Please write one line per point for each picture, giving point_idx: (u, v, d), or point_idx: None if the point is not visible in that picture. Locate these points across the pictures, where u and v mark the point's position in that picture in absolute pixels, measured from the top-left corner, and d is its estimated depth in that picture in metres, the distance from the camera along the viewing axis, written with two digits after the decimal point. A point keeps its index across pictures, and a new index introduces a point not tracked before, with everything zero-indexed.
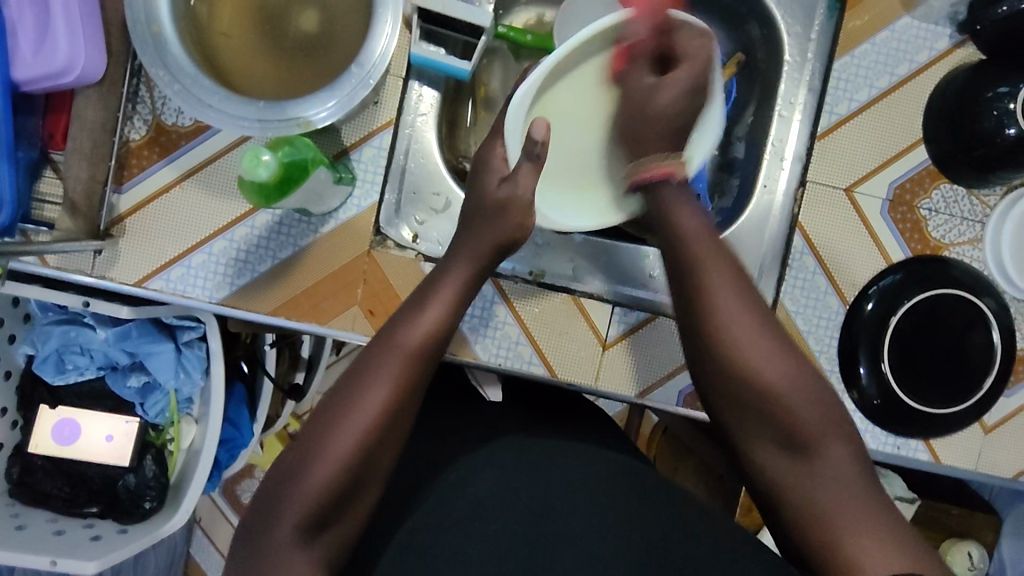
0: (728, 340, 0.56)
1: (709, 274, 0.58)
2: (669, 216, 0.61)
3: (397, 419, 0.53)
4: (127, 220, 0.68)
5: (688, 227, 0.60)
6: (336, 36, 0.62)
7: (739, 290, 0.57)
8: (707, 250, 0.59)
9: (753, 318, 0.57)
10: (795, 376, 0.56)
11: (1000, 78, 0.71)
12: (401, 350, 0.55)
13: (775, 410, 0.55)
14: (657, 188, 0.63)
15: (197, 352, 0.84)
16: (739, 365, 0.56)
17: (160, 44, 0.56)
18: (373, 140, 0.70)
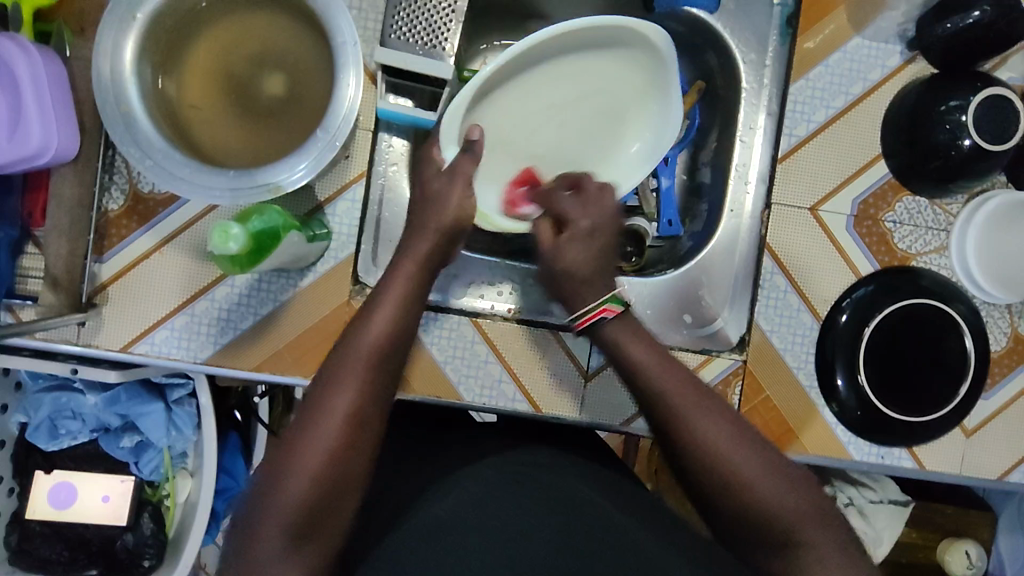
0: (700, 453, 0.56)
1: (663, 388, 0.58)
2: (617, 345, 0.61)
3: (366, 431, 0.53)
4: (109, 288, 0.69)
5: (643, 357, 0.59)
6: (302, 99, 0.64)
7: (703, 402, 0.57)
8: (664, 371, 0.59)
9: (721, 426, 0.56)
10: (770, 474, 0.55)
11: (951, 91, 0.72)
12: (363, 354, 0.54)
13: (759, 517, 0.54)
14: (598, 330, 0.62)
15: (188, 408, 0.86)
16: (716, 477, 0.55)
17: (130, 122, 0.58)
18: (347, 193, 0.72)
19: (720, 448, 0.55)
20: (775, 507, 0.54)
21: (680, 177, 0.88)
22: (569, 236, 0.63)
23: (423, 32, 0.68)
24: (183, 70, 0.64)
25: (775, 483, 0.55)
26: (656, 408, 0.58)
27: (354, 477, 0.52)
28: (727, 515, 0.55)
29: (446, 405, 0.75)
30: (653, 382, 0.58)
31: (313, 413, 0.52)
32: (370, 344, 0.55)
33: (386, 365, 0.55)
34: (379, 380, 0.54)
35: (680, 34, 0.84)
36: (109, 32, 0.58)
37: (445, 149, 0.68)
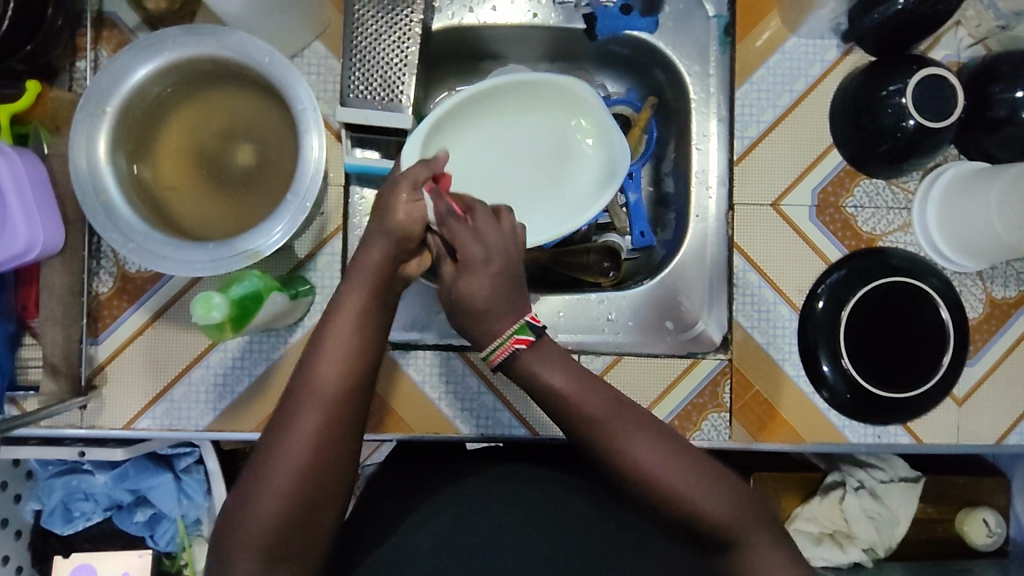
0: (625, 465, 0.56)
1: (580, 412, 0.57)
2: (536, 376, 0.59)
3: (335, 459, 0.54)
4: (106, 368, 0.72)
5: (560, 384, 0.58)
6: (272, 168, 0.68)
7: (622, 416, 0.57)
8: (579, 389, 0.58)
9: (645, 439, 0.57)
10: (702, 483, 0.56)
11: (889, 76, 0.75)
12: (319, 399, 0.54)
13: (687, 521, 0.56)
14: (515, 358, 0.59)
15: (197, 476, 0.87)
16: (642, 485, 0.56)
17: (109, 210, 0.61)
18: (326, 248, 0.75)
19: (644, 458, 0.56)
20: (704, 514, 0.55)
21: (646, 189, 0.91)
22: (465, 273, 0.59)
23: (380, 87, 0.71)
24: (154, 155, 0.67)
25: (701, 489, 0.55)
26: (581, 433, 0.58)
27: (328, 506, 0.54)
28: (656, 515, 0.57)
29: (445, 439, 0.77)
30: (569, 403, 0.58)
31: (274, 444, 0.53)
32: (333, 360, 0.56)
33: (352, 395, 0.56)
34: (346, 409, 0.55)
35: (626, 56, 0.87)
36: (82, 129, 0.61)
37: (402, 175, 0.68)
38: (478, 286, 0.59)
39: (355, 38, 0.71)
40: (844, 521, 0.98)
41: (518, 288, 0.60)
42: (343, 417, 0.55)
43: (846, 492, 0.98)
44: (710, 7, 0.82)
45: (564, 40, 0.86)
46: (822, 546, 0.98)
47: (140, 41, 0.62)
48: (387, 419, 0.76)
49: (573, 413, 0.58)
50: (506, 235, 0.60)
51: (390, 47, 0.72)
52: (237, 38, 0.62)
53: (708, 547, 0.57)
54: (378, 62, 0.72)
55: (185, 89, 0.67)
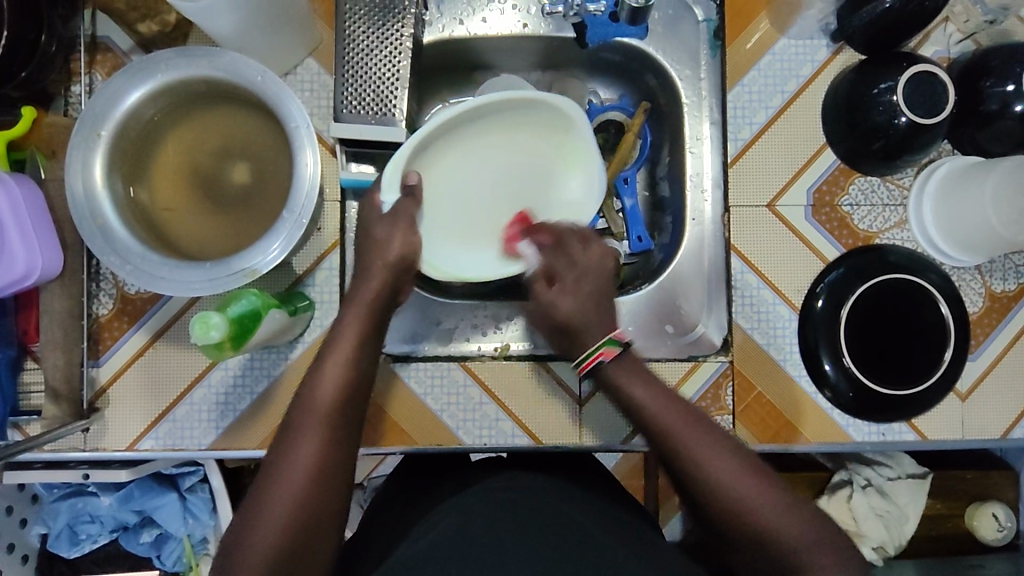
0: (705, 482, 0.57)
1: (660, 421, 0.60)
2: (617, 388, 0.62)
3: (332, 480, 0.54)
4: (108, 390, 0.72)
5: (644, 399, 0.61)
6: (267, 186, 0.68)
7: (701, 431, 0.59)
8: (661, 404, 0.61)
9: (724, 457, 0.58)
10: (779, 506, 0.56)
11: (880, 74, 0.75)
12: (315, 415, 0.56)
13: (761, 542, 0.55)
14: (599, 370, 0.63)
15: (202, 494, 0.87)
16: (717, 501, 0.57)
17: (107, 233, 0.62)
18: (324, 263, 0.75)
19: (724, 475, 0.57)
20: (784, 539, 0.55)
21: (642, 194, 0.91)
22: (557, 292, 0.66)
23: (373, 102, 0.72)
24: (151, 177, 0.67)
25: (779, 512, 0.56)
26: (664, 446, 0.60)
27: (329, 523, 0.54)
28: (734, 537, 0.57)
29: (448, 450, 0.77)
30: (650, 415, 0.60)
31: (273, 468, 0.54)
32: (326, 383, 0.57)
33: (346, 411, 0.57)
34: (337, 425, 0.56)
35: (618, 63, 0.88)
36: (78, 153, 0.61)
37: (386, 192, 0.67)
38: (566, 303, 0.65)
39: (346, 54, 0.71)
40: (853, 521, 0.97)
41: (603, 310, 0.65)
42: (339, 438, 0.56)
43: (854, 490, 0.98)
44: (699, 11, 0.83)
45: (555, 48, 0.86)
46: None
47: (134, 65, 0.63)
48: (389, 432, 0.76)
49: (651, 422, 0.60)
50: (600, 258, 0.67)
51: (382, 62, 0.72)
52: (228, 58, 0.63)
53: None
54: (370, 76, 0.72)
55: (178, 110, 0.67)
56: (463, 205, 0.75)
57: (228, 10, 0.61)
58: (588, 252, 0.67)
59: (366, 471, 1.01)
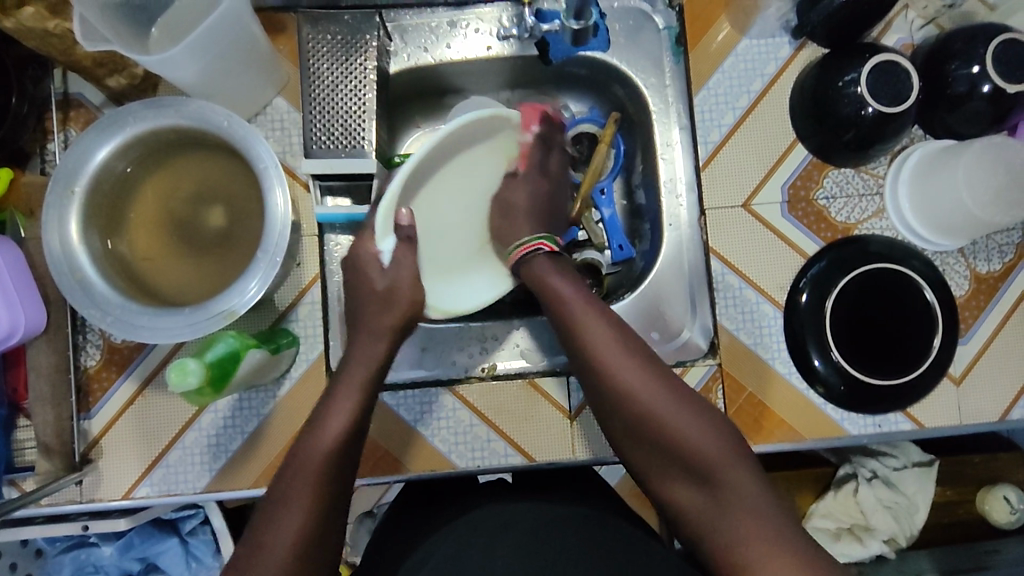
0: (612, 380, 0.63)
1: (578, 317, 0.66)
2: (544, 283, 0.70)
3: (324, 534, 0.56)
4: (101, 440, 0.73)
5: (563, 294, 0.68)
6: (243, 227, 0.69)
7: (615, 332, 0.65)
8: (578, 303, 0.67)
9: (634, 356, 0.64)
10: (680, 407, 0.62)
11: (844, 66, 0.75)
12: (314, 466, 0.57)
13: (659, 434, 0.61)
14: (529, 262, 0.72)
15: (203, 537, 0.87)
16: (621, 393, 0.63)
17: (86, 287, 0.62)
18: (306, 298, 0.76)
19: (631, 371, 0.63)
20: (677, 432, 0.61)
21: (620, 203, 0.92)
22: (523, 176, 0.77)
23: (342, 136, 0.72)
24: (128, 227, 0.68)
25: (680, 412, 0.61)
26: (574, 341, 0.66)
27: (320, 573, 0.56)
28: (637, 431, 0.63)
29: (443, 476, 0.77)
30: (568, 312, 0.67)
31: (258, 544, 0.54)
32: (316, 457, 0.58)
33: (344, 454, 0.59)
34: (330, 479, 0.57)
35: (584, 76, 0.89)
36: (53, 212, 0.62)
37: (382, 240, 0.69)
38: (522, 199, 0.77)
39: (312, 90, 0.72)
40: (861, 513, 0.96)
41: (550, 208, 0.78)
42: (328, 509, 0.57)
43: (860, 484, 0.96)
44: (659, 20, 0.84)
45: (521, 67, 0.87)
46: (841, 542, 0.97)
47: (102, 121, 0.64)
48: (383, 462, 0.76)
49: (570, 321, 0.66)
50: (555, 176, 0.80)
51: (348, 96, 0.73)
52: (195, 106, 0.64)
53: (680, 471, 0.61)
54: (337, 111, 0.73)
55: (150, 161, 0.68)
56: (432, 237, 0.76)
57: (187, 56, 0.63)
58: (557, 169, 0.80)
59: (374, 500, 1.01)
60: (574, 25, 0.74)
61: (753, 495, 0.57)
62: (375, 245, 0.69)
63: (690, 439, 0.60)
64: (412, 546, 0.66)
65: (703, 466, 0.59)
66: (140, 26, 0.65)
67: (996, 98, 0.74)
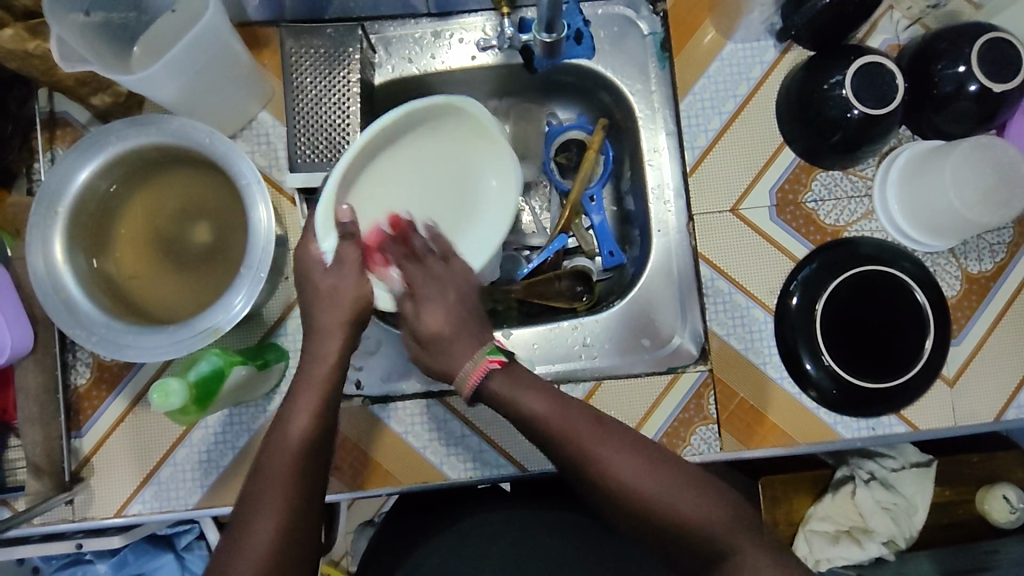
0: (617, 488, 0.59)
1: (564, 426, 0.61)
2: (514, 401, 0.62)
3: (297, 536, 0.56)
4: (91, 458, 0.73)
5: (540, 408, 0.62)
6: (228, 243, 0.69)
7: (603, 432, 0.61)
8: (558, 412, 0.62)
9: (630, 456, 0.60)
10: (687, 497, 0.58)
11: (829, 69, 0.75)
12: (282, 469, 0.57)
13: (675, 531, 0.57)
14: (486, 386, 0.62)
15: (199, 551, 0.87)
16: (627, 501, 0.59)
17: (71, 306, 0.62)
18: (294, 311, 0.75)
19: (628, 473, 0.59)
20: (692, 525, 0.57)
21: (609, 209, 0.91)
22: (422, 300, 0.64)
23: (326, 149, 0.72)
24: (114, 245, 0.68)
25: (690, 504, 0.58)
26: (566, 453, 0.61)
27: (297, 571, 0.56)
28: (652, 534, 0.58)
29: (436, 487, 0.77)
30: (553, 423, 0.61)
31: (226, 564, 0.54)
32: (284, 460, 0.58)
33: (312, 454, 0.59)
34: (301, 479, 0.58)
35: (571, 83, 0.89)
36: (37, 233, 0.62)
37: (322, 241, 0.65)
38: (434, 315, 0.63)
39: (296, 105, 0.72)
40: (860, 516, 0.95)
41: (472, 315, 0.65)
42: (299, 523, 0.56)
43: (857, 486, 0.96)
44: (644, 26, 0.84)
45: (506, 75, 0.87)
46: (840, 545, 0.96)
47: (85, 141, 0.64)
48: (375, 474, 0.76)
49: (557, 433, 0.61)
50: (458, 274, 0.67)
51: (332, 109, 0.73)
52: (176, 123, 0.64)
53: (712, 569, 0.57)
54: (321, 124, 0.73)
55: (135, 180, 0.68)
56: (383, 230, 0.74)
57: (167, 74, 0.63)
58: (452, 266, 0.67)
59: (371, 509, 1.01)
60: (547, 38, 0.74)
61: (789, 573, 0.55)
62: (315, 247, 0.65)
63: (708, 530, 0.57)
64: None
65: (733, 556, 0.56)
66: (120, 45, 0.65)
67: (982, 98, 0.74)
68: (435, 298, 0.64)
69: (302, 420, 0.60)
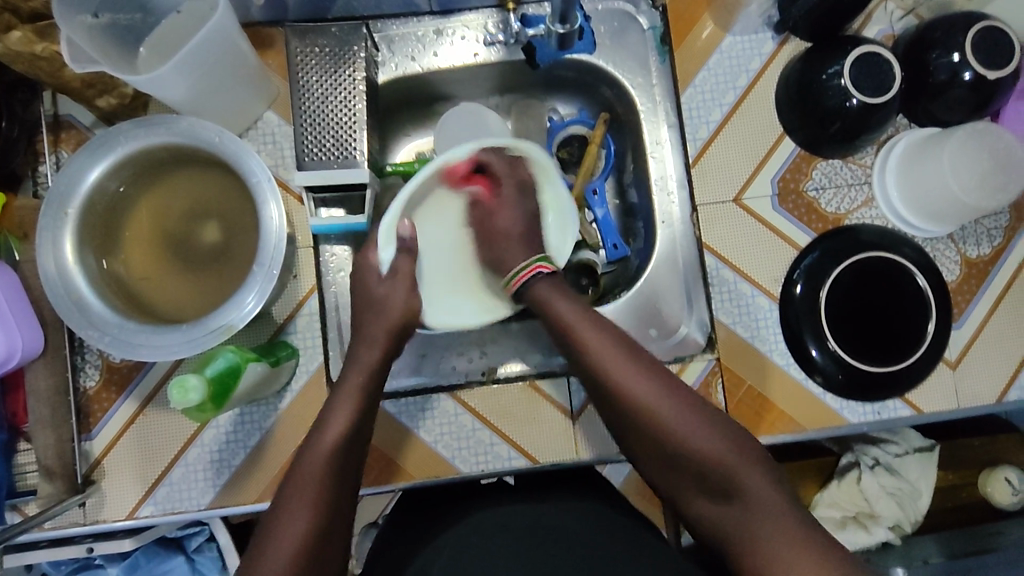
0: (624, 399, 0.62)
1: (585, 336, 0.65)
2: (546, 306, 0.68)
3: (325, 541, 0.56)
4: (103, 461, 0.73)
5: (566, 315, 0.66)
6: (238, 241, 0.69)
7: (620, 347, 0.64)
8: (583, 323, 0.65)
9: (643, 371, 0.63)
10: (692, 416, 0.61)
11: (826, 59, 0.76)
12: (315, 470, 0.58)
13: (676, 447, 0.61)
14: (531, 285, 0.69)
15: (209, 553, 0.87)
16: (633, 410, 0.62)
17: (83, 307, 0.62)
18: (304, 309, 0.76)
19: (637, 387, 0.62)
20: (692, 442, 0.60)
21: (612, 203, 0.92)
22: (498, 204, 0.73)
23: (333, 147, 0.73)
24: (123, 246, 0.68)
25: (694, 425, 0.61)
26: (582, 360, 0.65)
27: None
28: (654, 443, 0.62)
29: (447, 481, 0.77)
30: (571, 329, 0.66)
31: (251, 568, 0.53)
32: (317, 462, 0.58)
33: (343, 460, 0.59)
34: (331, 483, 0.58)
35: (572, 78, 0.89)
36: (47, 235, 0.62)
37: (382, 250, 0.70)
38: (509, 218, 0.73)
39: (303, 103, 0.73)
40: (865, 501, 0.97)
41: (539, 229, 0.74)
42: (329, 526, 0.56)
43: (863, 472, 0.97)
44: (644, 20, 0.85)
45: (509, 71, 0.87)
46: (846, 530, 0.97)
47: (93, 141, 0.64)
48: (387, 470, 0.76)
49: (575, 342, 0.65)
50: (522, 186, 0.74)
51: (338, 107, 0.73)
52: (186, 122, 0.64)
53: (704, 483, 0.60)
54: (327, 122, 0.73)
55: (143, 179, 0.68)
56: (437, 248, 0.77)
57: (176, 73, 0.63)
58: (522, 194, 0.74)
59: (379, 508, 1.01)
60: (559, 28, 0.75)
61: (777, 499, 0.57)
62: (375, 255, 0.70)
63: (708, 450, 0.60)
64: (417, 552, 0.67)
65: (725, 476, 0.59)
66: (127, 46, 0.65)
67: (977, 85, 0.76)
68: (514, 209, 0.73)
69: (336, 424, 0.60)
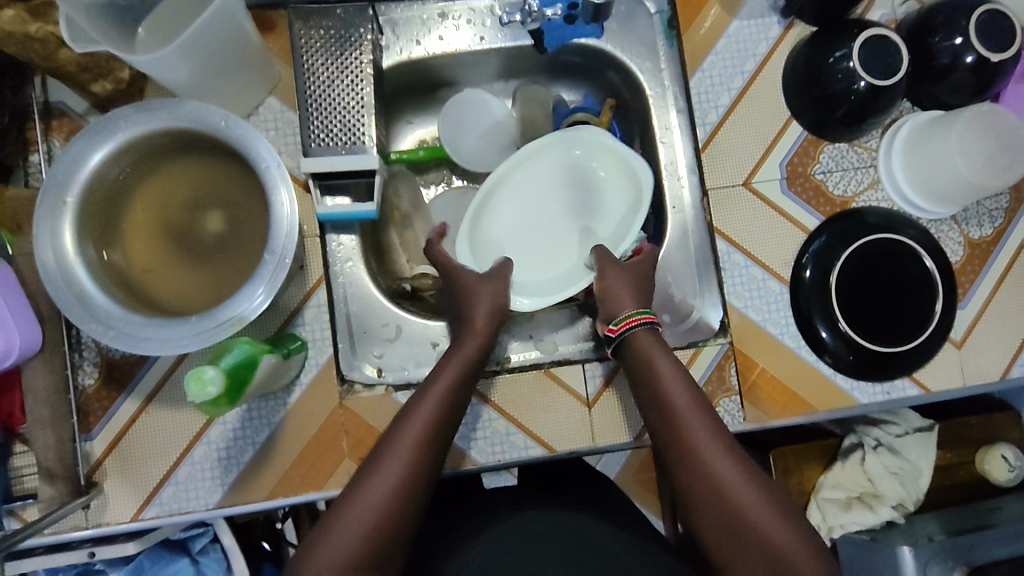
0: (706, 470, 0.60)
1: (676, 399, 0.64)
2: (647, 361, 0.67)
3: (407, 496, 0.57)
4: (104, 462, 0.70)
5: (663, 372, 0.65)
6: (245, 229, 0.67)
7: (707, 420, 0.62)
8: (680, 387, 0.64)
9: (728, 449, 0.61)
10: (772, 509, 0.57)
11: (834, 42, 0.76)
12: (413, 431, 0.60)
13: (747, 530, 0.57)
14: (636, 337, 0.68)
15: (214, 555, 0.85)
16: (709, 483, 0.59)
17: (85, 300, 0.59)
18: (312, 300, 0.74)
19: (728, 478, 0.59)
20: (767, 530, 0.56)
21: None
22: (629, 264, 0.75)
23: (340, 132, 0.71)
24: (124, 238, 0.65)
25: (771, 515, 0.57)
26: (669, 422, 0.63)
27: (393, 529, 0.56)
28: (718, 531, 0.58)
29: (463, 472, 0.76)
30: (663, 397, 0.64)
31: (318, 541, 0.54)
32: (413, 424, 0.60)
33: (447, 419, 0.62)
34: (429, 447, 0.60)
35: (578, 64, 0.89)
36: (44, 225, 0.59)
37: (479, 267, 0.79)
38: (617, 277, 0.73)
39: (308, 87, 0.70)
40: (869, 482, 0.98)
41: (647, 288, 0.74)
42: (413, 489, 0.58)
43: (866, 453, 0.98)
44: (651, 4, 0.84)
45: (515, 56, 0.86)
46: (852, 511, 0.98)
47: (93, 126, 0.61)
48: None
49: (662, 399, 0.64)
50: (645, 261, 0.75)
51: (345, 92, 0.71)
52: (189, 107, 0.61)
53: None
54: (334, 106, 0.71)
55: (143, 166, 0.65)
56: (552, 257, 0.81)
57: (179, 54, 0.60)
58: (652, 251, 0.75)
59: None
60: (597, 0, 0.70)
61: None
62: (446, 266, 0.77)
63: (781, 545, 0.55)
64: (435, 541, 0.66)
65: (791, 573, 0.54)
66: (125, 27, 0.62)
67: (980, 68, 0.76)
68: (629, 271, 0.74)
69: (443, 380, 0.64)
